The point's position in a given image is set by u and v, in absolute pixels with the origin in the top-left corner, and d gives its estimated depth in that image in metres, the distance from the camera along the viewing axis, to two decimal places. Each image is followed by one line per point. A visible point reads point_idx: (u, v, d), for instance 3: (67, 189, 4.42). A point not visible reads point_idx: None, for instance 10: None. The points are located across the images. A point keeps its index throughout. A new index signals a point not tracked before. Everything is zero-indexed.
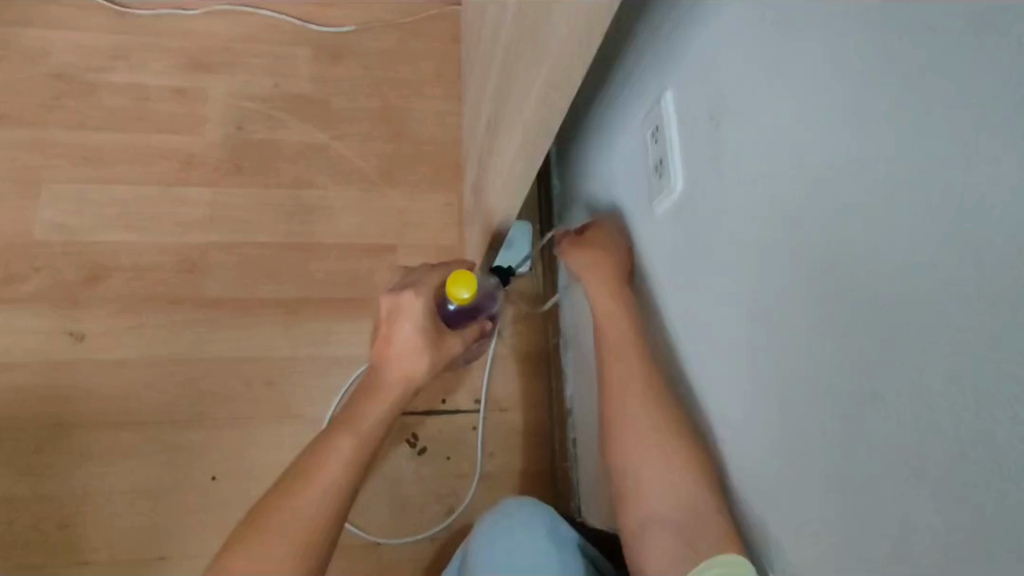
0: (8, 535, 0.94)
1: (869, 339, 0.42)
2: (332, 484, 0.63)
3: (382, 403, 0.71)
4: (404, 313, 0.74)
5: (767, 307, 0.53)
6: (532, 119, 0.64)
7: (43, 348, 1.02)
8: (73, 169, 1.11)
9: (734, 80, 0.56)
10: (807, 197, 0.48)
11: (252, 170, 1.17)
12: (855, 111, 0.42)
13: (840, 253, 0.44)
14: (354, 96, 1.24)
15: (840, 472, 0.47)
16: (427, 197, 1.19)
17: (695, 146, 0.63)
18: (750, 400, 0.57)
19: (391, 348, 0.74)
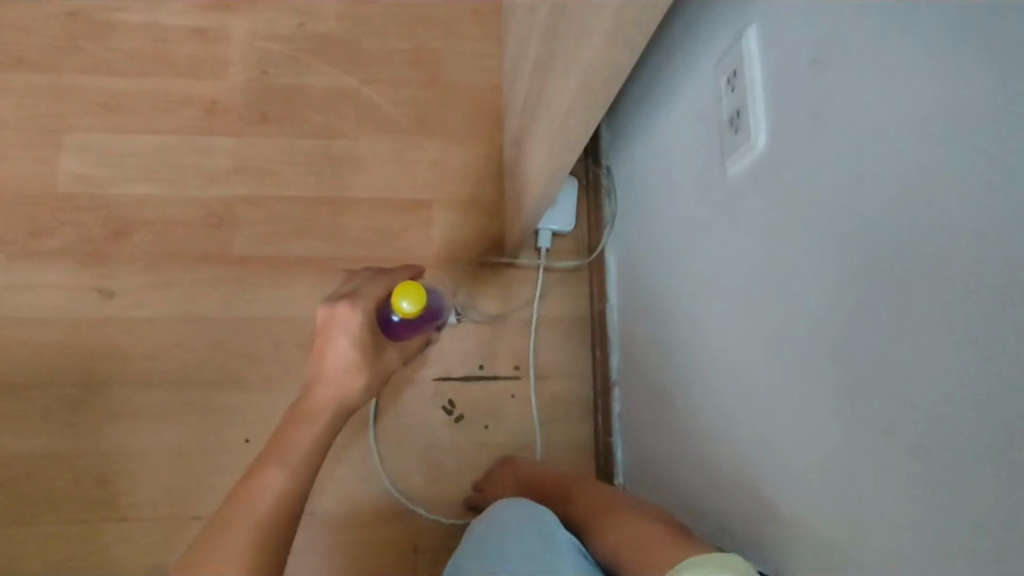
0: (48, 492, 0.94)
1: (985, 337, 0.36)
2: (272, 506, 0.57)
3: (312, 423, 0.64)
4: (339, 325, 0.68)
5: (847, 288, 0.48)
6: (588, 69, 0.56)
7: (72, 305, 0.99)
8: (94, 117, 1.06)
9: (832, 22, 0.47)
10: (915, 165, 0.41)
11: (278, 119, 1.10)
12: (993, 65, 0.35)
13: (959, 234, 0.37)
14: (385, 36, 1.14)
15: (926, 481, 0.41)
16: (463, 149, 1.11)
17: (778, 99, 0.55)
18: (824, 391, 0.51)
19: (324, 364, 0.67)
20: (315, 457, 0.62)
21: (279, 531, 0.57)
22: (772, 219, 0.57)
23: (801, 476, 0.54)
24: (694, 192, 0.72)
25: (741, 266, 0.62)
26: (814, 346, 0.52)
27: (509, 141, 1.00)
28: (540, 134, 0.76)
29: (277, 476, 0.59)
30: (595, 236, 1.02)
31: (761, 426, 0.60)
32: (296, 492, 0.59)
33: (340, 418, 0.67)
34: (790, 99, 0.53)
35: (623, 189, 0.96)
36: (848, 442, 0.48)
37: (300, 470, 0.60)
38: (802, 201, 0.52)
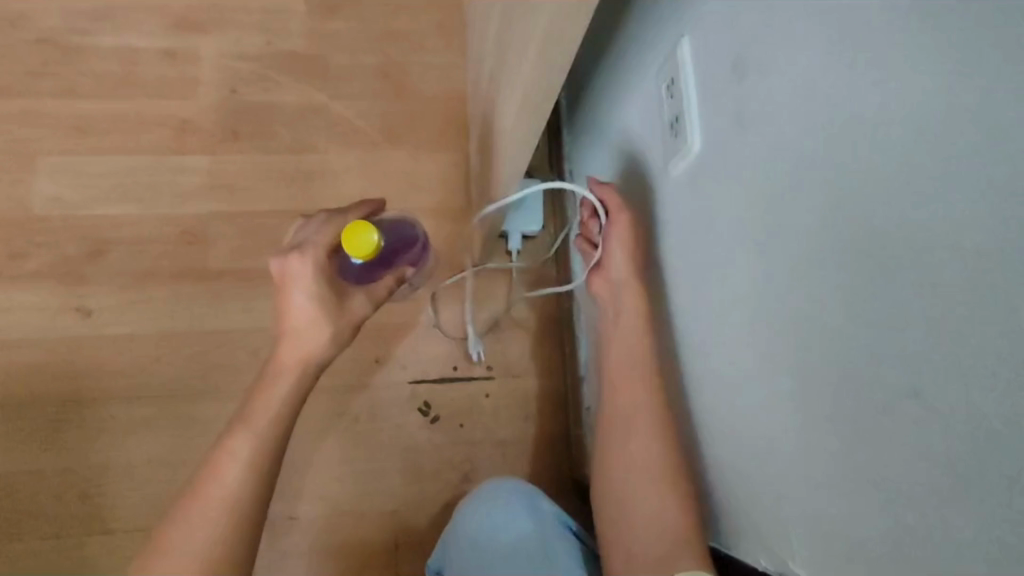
0: (32, 510, 0.96)
1: (880, 330, 0.40)
2: (233, 489, 0.61)
3: (276, 388, 0.66)
4: (293, 279, 0.67)
5: (784, 279, 0.50)
6: (531, 82, 0.59)
7: (51, 325, 1.01)
8: (67, 139, 1.08)
9: (747, 37, 0.51)
10: (818, 173, 0.45)
11: (249, 135, 1.12)
12: (871, 88, 0.39)
13: (852, 237, 0.42)
14: (351, 51, 1.17)
15: (847, 461, 0.45)
16: (431, 158, 1.15)
17: (710, 103, 0.58)
18: (763, 379, 0.55)
19: (286, 322, 0.67)
20: (281, 430, 0.65)
21: (250, 503, 0.62)
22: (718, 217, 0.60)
23: (750, 459, 0.59)
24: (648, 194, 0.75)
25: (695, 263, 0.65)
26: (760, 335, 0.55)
27: (474, 148, 1.04)
28: (498, 145, 0.80)
29: (240, 453, 0.62)
30: (560, 237, 1.06)
31: (728, 415, 0.62)
32: (262, 465, 0.63)
33: (304, 383, 0.67)
34: (721, 102, 0.57)
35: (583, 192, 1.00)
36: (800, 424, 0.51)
37: (266, 447, 0.64)
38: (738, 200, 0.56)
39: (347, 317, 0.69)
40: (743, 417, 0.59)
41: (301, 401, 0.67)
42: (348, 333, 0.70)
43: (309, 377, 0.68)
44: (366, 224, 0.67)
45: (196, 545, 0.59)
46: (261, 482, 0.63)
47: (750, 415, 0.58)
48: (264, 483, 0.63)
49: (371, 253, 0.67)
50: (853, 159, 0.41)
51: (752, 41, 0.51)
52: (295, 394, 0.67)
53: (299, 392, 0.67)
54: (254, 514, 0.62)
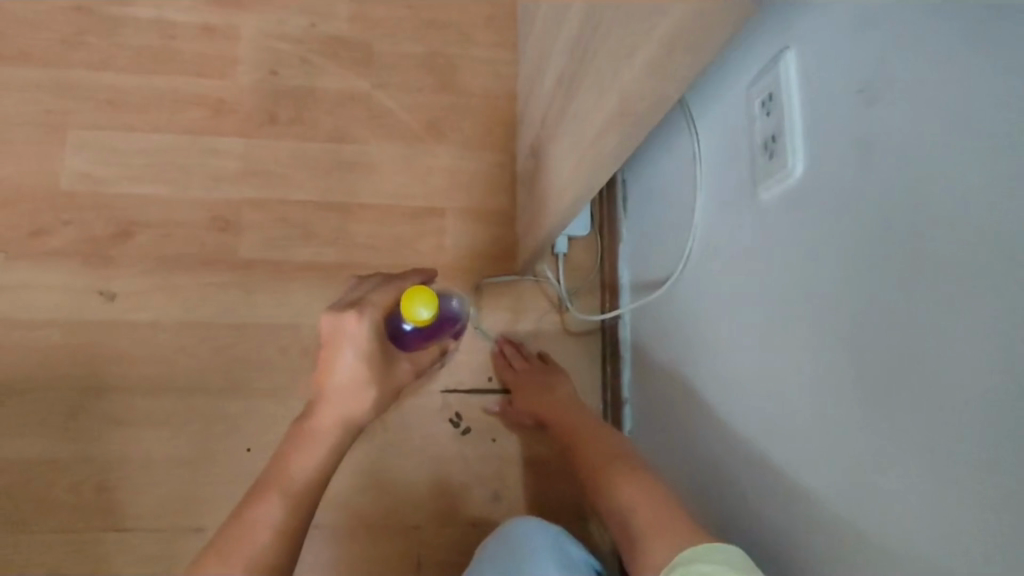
0: (45, 500, 0.90)
1: (967, 388, 0.39)
2: (256, 561, 0.54)
3: (312, 446, 0.61)
4: (346, 338, 0.63)
5: (868, 317, 0.48)
6: (631, 87, 0.54)
7: (72, 307, 0.96)
8: (98, 113, 1.03)
9: (856, 59, 0.48)
10: (914, 216, 0.43)
11: (287, 121, 1.08)
12: (987, 142, 0.37)
13: (947, 287, 0.40)
14: (398, 39, 1.13)
15: (907, 511, 0.44)
16: (474, 156, 1.10)
17: (807, 119, 0.55)
18: (824, 411, 0.53)
19: (332, 380, 0.63)
20: (312, 497, 0.60)
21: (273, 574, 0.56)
22: (797, 242, 0.57)
23: (802, 505, 0.57)
24: (717, 211, 0.72)
25: (761, 288, 0.63)
26: (830, 376, 0.52)
27: (524, 153, 0.99)
28: (562, 155, 0.76)
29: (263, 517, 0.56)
30: (609, 248, 1.03)
31: (775, 442, 0.60)
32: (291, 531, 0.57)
33: (343, 446, 0.63)
34: (822, 129, 0.52)
35: (636, 205, 0.97)
36: (849, 477, 0.50)
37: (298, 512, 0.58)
38: (823, 229, 0.53)
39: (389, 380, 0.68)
40: (795, 455, 0.57)
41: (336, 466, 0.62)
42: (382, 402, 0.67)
43: (344, 438, 0.63)
44: (428, 288, 0.66)
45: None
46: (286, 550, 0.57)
47: (805, 462, 0.56)
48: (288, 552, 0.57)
49: (424, 323, 0.66)
50: (963, 205, 0.39)
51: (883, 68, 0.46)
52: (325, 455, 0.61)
53: (333, 455, 0.62)
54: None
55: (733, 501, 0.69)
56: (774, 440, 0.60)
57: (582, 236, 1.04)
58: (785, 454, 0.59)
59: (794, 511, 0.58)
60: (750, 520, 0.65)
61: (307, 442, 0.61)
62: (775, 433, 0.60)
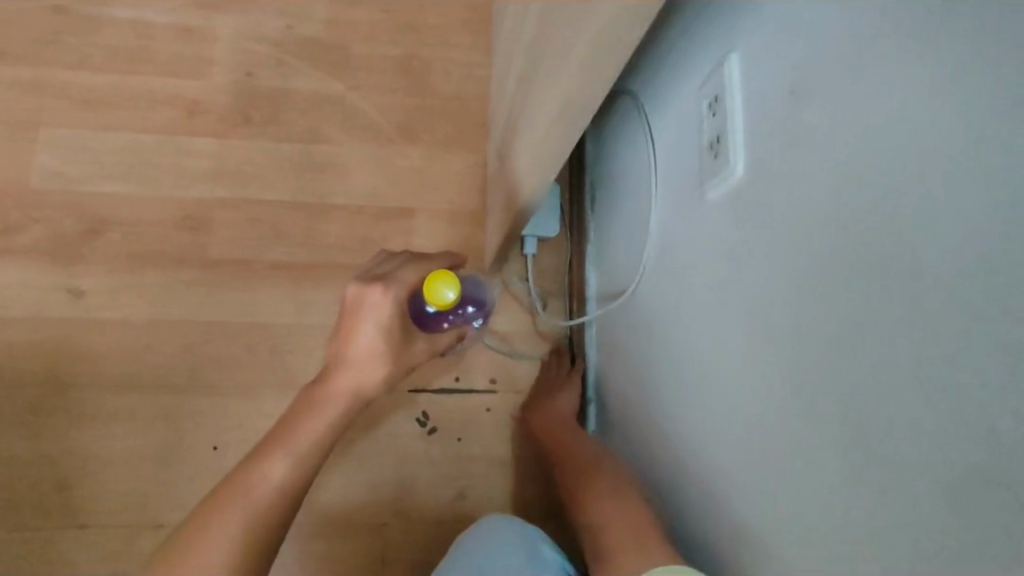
0: (7, 496, 0.90)
1: (884, 382, 0.41)
2: (240, 533, 0.55)
3: (319, 409, 0.62)
4: (368, 308, 0.65)
5: (799, 312, 0.49)
6: (573, 81, 0.54)
7: (37, 304, 0.96)
8: (72, 112, 1.04)
9: (788, 62, 0.50)
10: (838, 215, 0.44)
11: (261, 121, 1.09)
12: (899, 147, 0.39)
13: (865, 285, 0.42)
14: (373, 42, 1.14)
15: (835, 499, 0.46)
16: (447, 158, 1.10)
17: (748, 120, 0.56)
18: (763, 404, 0.55)
19: (351, 348, 0.64)
20: (309, 465, 0.60)
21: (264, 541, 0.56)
22: (739, 238, 0.58)
23: (744, 495, 0.58)
24: (671, 210, 0.73)
25: (708, 285, 0.64)
26: (768, 370, 0.54)
27: (493, 152, 1.00)
28: (520, 155, 0.77)
29: (265, 475, 0.57)
30: (577, 250, 1.04)
31: (725, 436, 0.61)
32: (289, 498, 0.57)
33: (350, 416, 0.64)
34: (758, 127, 0.54)
35: (602, 206, 0.98)
36: (786, 468, 0.52)
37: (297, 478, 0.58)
38: (760, 227, 0.54)
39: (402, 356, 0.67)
40: (738, 446, 0.59)
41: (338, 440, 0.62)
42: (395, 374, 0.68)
43: (345, 408, 0.63)
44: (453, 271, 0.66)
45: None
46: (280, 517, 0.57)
47: (747, 455, 0.57)
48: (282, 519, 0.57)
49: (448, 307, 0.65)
50: (879, 207, 0.41)
51: (807, 67, 0.47)
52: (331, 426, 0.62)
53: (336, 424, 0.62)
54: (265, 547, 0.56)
55: (686, 495, 0.70)
56: (721, 433, 0.62)
57: (551, 238, 1.05)
58: (730, 446, 0.60)
59: (739, 505, 0.59)
60: (699, 512, 0.67)
61: (315, 407, 0.62)
62: (722, 426, 0.62)
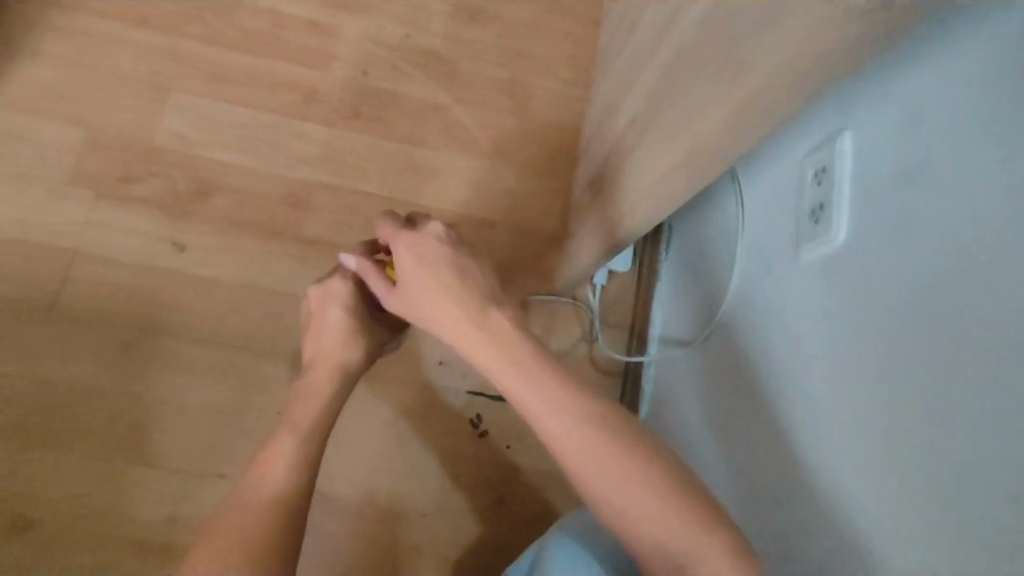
0: (83, 425, 0.94)
1: (966, 450, 0.45)
2: (270, 490, 0.64)
3: (307, 396, 0.74)
4: (331, 301, 0.80)
5: (885, 377, 0.53)
6: (705, 133, 0.58)
7: (143, 251, 1.03)
8: (203, 82, 1.12)
9: (902, 148, 0.54)
10: (936, 294, 0.49)
11: (369, 118, 1.16)
12: (1006, 243, 0.43)
13: (956, 361, 0.46)
14: (482, 62, 1.22)
15: (902, 552, 0.50)
16: (535, 180, 1.17)
17: (850, 194, 0.60)
18: (835, 456, 0.58)
19: (322, 335, 0.79)
20: (321, 428, 0.72)
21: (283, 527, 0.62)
22: (834, 303, 0.61)
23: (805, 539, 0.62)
24: (756, 265, 0.77)
25: (792, 342, 0.67)
26: (845, 426, 0.58)
27: (584, 184, 1.05)
28: (619, 191, 0.82)
29: (266, 472, 0.66)
30: (646, 288, 1.08)
31: (792, 481, 0.65)
32: (296, 486, 0.66)
33: (335, 400, 0.76)
34: (863, 201, 0.58)
35: (679, 251, 1.03)
36: (855, 518, 0.56)
37: (299, 466, 0.67)
38: (854, 294, 0.59)
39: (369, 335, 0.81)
40: (805, 494, 0.62)
41: (337, 411, 0.75)
42: (367, 353, 0.81)
43: (335, 392, 0.76)
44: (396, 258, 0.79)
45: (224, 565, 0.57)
46: (292, 502, 0.64)
47: (815, 502, 0.61)
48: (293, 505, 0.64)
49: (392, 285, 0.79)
50: (979, 293, 0.45)
51: (924, 156, 0.52)
52: (325, 399, 0.74)
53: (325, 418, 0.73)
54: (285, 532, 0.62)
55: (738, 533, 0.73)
56: (787, 478, 0.66)
57: (622, 272, 1.10)
58: (796, 492, 0.64)
59: (802, 549, 0.62)
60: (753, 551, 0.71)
61: (301, 397, 0.74)
62: (789, 472, 0.65)
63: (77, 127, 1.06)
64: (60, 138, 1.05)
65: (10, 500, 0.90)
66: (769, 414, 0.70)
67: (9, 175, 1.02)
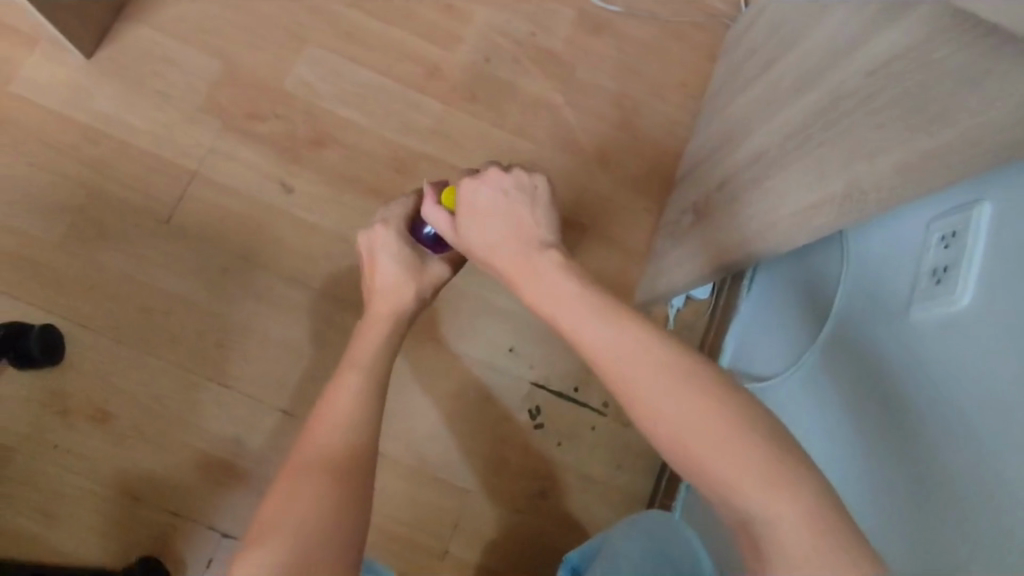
0: (173, 333, 1.00)
1: None
2: (337, 421, 0.60)
3: (361, 345, 0.70)
4: (379, 247, 0.78)
5: (999, 450, 0.53)
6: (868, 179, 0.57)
7: (254, 186, 1.08)
8: (335, 39, 1.16)
9: None
10: None
11: (483, 103, 1.19)
12: None
13: None
14: (600, 72, 1.24)
15: None
16: (629, 194, 1.19)
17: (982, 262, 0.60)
18: (931, 516, 0.59)
19: (376, 281, 0.77)
20: (382, 361, 0.68)
21: (349, 498, 0.55)
22: (946, 366, 0.61)
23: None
24: (862, 316, 0.77)
25: (892, 399, 0.67)
26: (946, 490, 0.58)
27: (682, 209, 1.05)
28: (733, 216, 0.83)
29: (315, 438, 0.59)
30: (720, 317, 1.10)
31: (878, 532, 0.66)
32: (355, 449, 0.59)
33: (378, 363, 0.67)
34: (997, 273, 0.58)
35: (767, 287, 1.03)
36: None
37: (353, 430, 0.60)
38: (973, 362, 0.58)
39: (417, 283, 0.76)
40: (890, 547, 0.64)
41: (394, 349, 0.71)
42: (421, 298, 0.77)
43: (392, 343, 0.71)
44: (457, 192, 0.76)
45: (296, 537, 0.51)
46: (355, 470, 0.57)
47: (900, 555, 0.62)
48: (354, 472, 0.57)
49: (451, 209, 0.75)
50: None
51: None
52: (382, 338, 0.71)
53: (377, 371, 0.66)
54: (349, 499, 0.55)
55: None
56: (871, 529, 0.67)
57: (700, 299, 1.12)
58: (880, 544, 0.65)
59: None
60: None
61: (356, 345, 0.70)
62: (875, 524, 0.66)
63: (216, 61, 1.11)
64: (200, 68, 1.10)
65: (100, 390, 0.97)
66: (859, 464, 0.71)
67: (148, 92, 1.08)
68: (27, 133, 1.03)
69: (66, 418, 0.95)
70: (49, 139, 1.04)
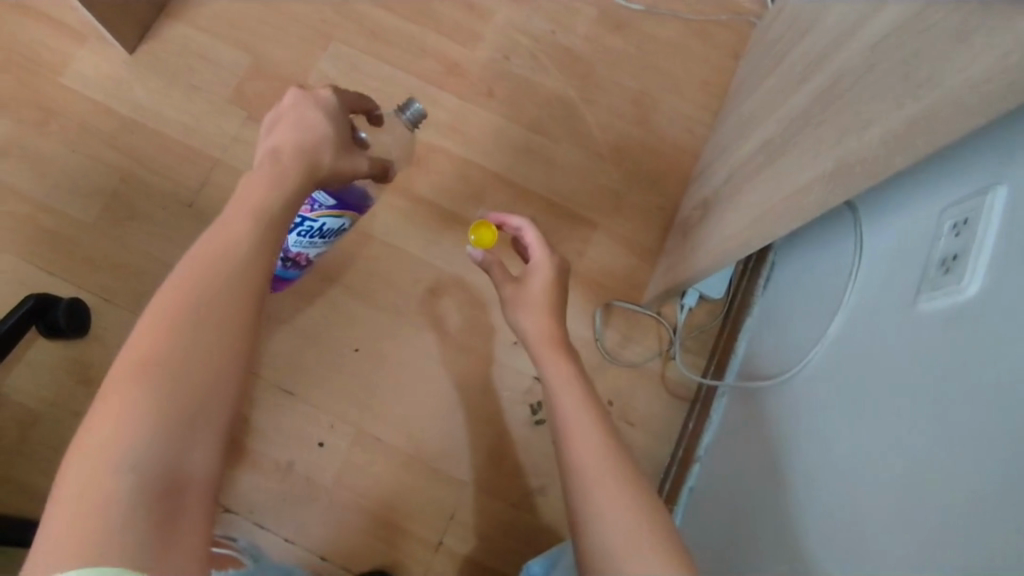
0: None
1: None
2: (211, 274, 0.50)
3: (247, 186, 0.58)
4: (315, 101, 0.65)
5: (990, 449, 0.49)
6: (856, 151, 0.55)
7: None
8: (359, 36, 1.19)
9: None
10: None
11: (501, 99, 1.19)
12: None
13: None
14: (619, 70, 1.23)
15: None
16: (646, 193, 1.17)
17: (991, 251, 0.55)
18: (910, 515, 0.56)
19: (293, 128, 0.63)
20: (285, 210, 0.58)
21: (220, 366, 0.48)
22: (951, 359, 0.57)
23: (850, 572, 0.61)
24: (873, 311, 0.73)
25: (893, 396, 0.63)
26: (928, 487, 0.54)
27: (694, 206, 1.03)
28: (734, 207, 0.81)
29: (164, 301, 0.48)
30: (733, 321, 1.08)
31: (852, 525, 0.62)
32: (225, 311, 0.49)
33: (268, 219, 0.56)
34: (1005, 261, 0.53)
35: (782, 289, 1.00)
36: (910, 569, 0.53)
37: (223, 314, 0.49)
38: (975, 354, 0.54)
39: (346, 164, 0.66)
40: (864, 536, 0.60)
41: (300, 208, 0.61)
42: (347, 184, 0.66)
43: (293, 199, 0.59)
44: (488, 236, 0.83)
45: (158, 417, 0.44)
46: (229, 333, 0.49)
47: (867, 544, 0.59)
48: (224, 365, 0.48)
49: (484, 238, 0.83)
50: None
51: None
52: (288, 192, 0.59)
53: (269, 241, 0.55)
54: (216, 401, 0.47)
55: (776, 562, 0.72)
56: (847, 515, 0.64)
57: (712, 299, 1.10)
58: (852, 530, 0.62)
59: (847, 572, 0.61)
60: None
61: (241, 190, 0.58)
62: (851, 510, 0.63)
63: (245, 56, 1.16)
64: (230, 62, 1.16)
65: None
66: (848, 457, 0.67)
67: (181, 85, 1.14)
68: (71, 120, 1.11)
69: (89, 386, 1.00)
70: (90, 126, 1.11)
